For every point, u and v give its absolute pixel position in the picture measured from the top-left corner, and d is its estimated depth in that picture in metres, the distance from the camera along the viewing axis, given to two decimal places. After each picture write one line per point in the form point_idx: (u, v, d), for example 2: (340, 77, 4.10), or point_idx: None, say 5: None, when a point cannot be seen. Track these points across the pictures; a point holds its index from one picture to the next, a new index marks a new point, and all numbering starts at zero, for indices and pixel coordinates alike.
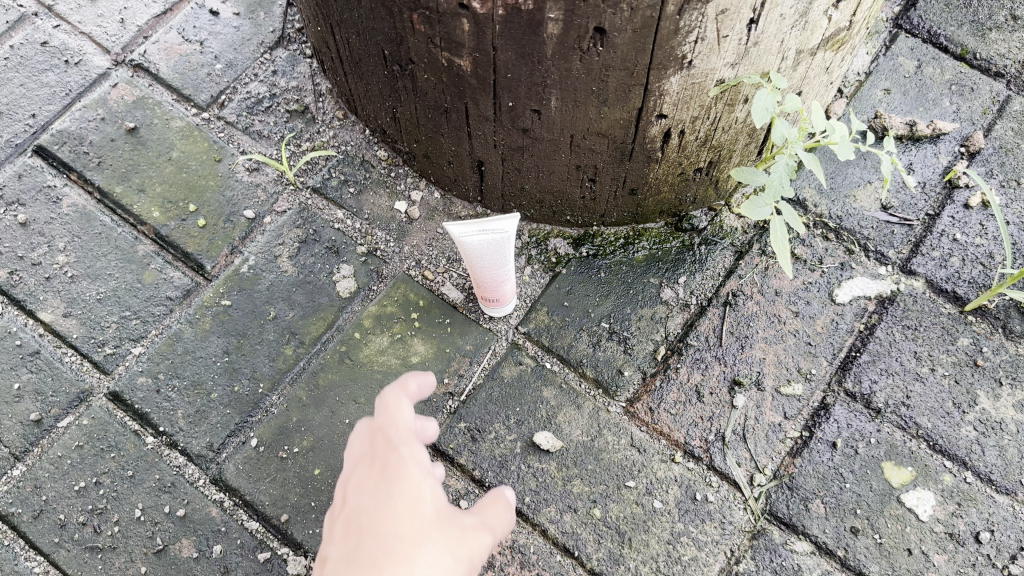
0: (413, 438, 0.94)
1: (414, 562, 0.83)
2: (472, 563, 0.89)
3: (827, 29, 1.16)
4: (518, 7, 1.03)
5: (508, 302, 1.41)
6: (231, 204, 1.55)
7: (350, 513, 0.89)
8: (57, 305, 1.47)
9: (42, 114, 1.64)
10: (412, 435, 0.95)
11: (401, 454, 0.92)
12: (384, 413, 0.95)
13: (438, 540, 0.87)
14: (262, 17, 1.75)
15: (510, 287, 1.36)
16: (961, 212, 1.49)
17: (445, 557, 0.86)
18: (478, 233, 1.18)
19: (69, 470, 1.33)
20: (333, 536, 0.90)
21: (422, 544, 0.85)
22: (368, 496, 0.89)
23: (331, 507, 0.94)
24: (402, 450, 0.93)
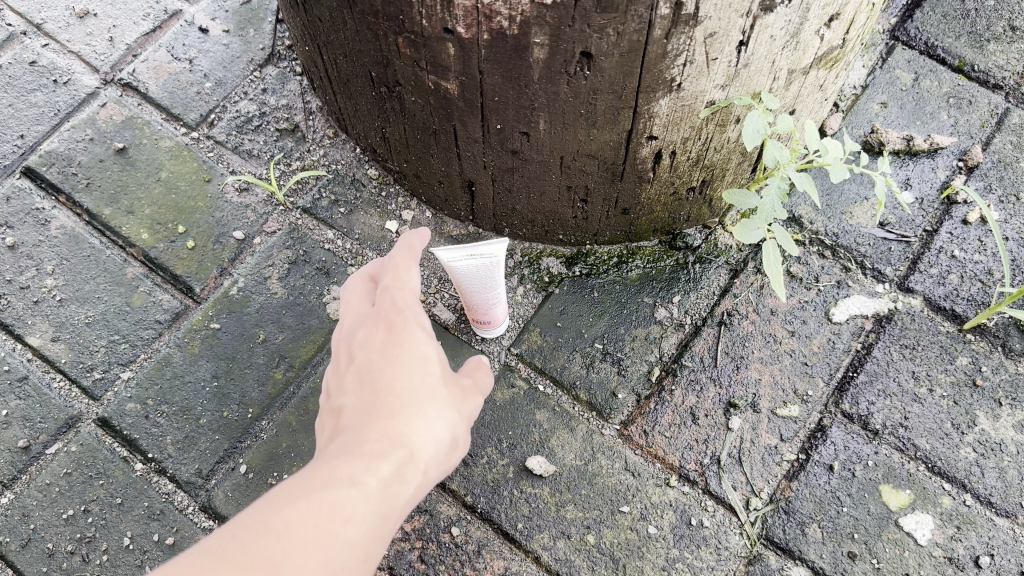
0: (413, 305, 0.97)
1: (427, 411, 0.87)
2: (469, 415, 0.94)
3: (820, 48, 1.14)
4: (503, 31, 1.01)
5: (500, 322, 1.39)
6: (220, 225, 1.54)
7: (358, 364, 0.92)
8: (46, 329, 1.45)
9: (30, 135, 1.62)
10: (415, 303, 0.98)
11: (405, 318, 0.95)
12: (398, 285, 0.98)
13: (446, 391, 0.91)
14: (252, 34, 1.74)
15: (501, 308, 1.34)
16: (960, 228, 1.47)
17: (452, 407, 0.90)
18: (466, 257, 1.15)
19: (57, 498, 1.32)
20: (341, 384, 0.93)
21: (435, 394, 0.89)
22: (378, 347, 0.92)
23: (337, 358, 0.96)
24: (404, 315, 0.95)
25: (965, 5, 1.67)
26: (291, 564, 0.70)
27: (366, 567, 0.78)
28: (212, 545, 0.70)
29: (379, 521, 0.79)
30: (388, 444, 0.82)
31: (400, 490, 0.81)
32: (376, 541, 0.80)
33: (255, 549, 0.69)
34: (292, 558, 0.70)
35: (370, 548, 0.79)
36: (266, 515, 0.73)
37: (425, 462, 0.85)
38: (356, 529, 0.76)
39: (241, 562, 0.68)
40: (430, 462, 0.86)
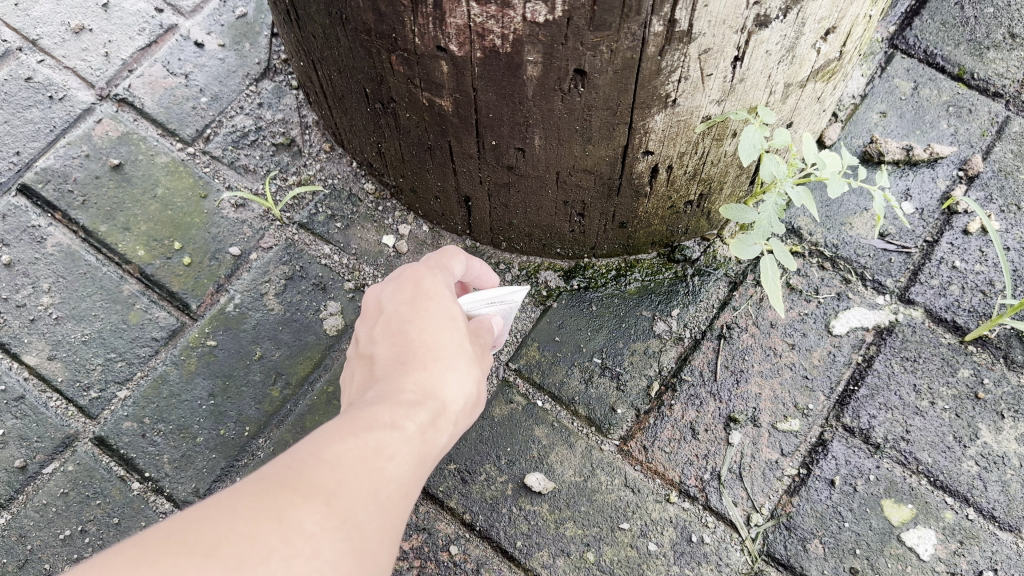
0: (443, 269, 1.02)
1: (456, 365, 0.92)
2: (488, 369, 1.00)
3: (817, 61, 1.13)
4: (496, 49, 1.01)
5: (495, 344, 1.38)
6: (217, 241, 1.53)
7: (388, 318, 0.96)
8: (42, 348, 1.45)
9: (26, 151, 1.62)
10: (446, 268, 1.03)
11: (433, 279, 0.98)
12: (434, 257, 1.03)
13: (473, 346, 0.96)
14: (248, 48, 1.74)
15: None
16: (960, 239, 1.46)
17: (477, 361, 0.95)
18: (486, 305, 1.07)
19: (54, 519, 1.31)
20: (371, 336, 0.97)
21: (463, 352, 0.94)
22: (407, 305, 0.96)
23: (366, 311, 1.00)
24: (433, 276, 0.98)
25: (964, 12, 1.66)
26: (348, 491, 0.76)
27: (405, 503, 0.84)
28: (272, 471, 0.75)
29: (417, 461, 0.85)
30: (422, 393, 0.88)
31: (435, 435, 0.87)
32: (414, 479, 0.86)
33: (315, 475, 0.75)
34: (347, 486, 0.76)
35: (410, 485, 0.84)
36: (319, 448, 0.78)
37: (455, 411, 0.91)
38: (398, 468, 0.82)
39: (299, 485, 0.73)
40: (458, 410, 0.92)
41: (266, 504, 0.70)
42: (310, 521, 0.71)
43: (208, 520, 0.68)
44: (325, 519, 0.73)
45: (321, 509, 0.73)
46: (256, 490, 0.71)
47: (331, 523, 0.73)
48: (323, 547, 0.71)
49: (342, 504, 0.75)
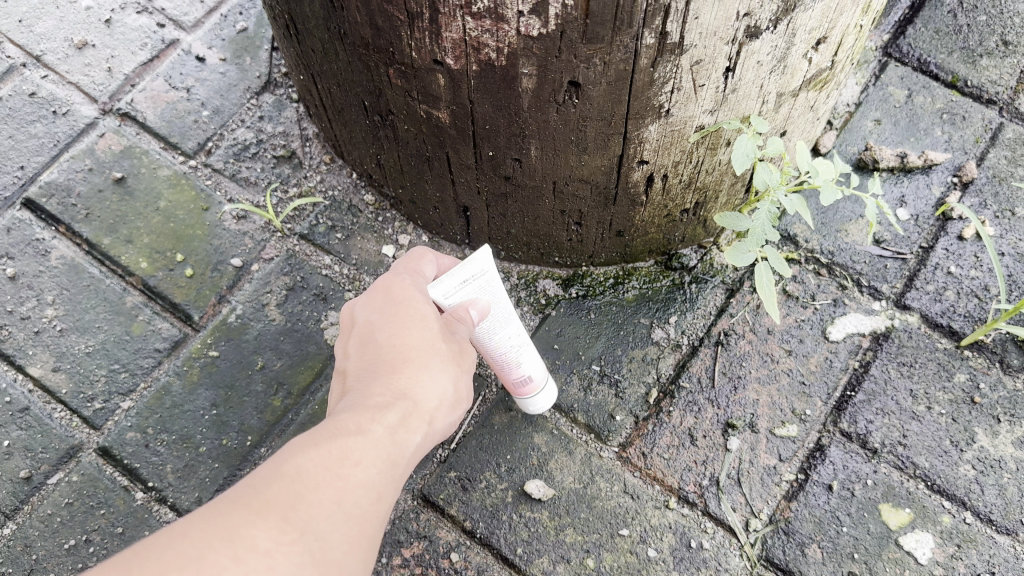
0: (413, 275, 1.06)
1: (427, 368, 0.97)
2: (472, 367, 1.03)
3: (809, 71, 1.14)
4: (491, 62, 1.03)
5: (543, 403, 1.31)
6: (219, 253, 1.55)
7: (360, 329, 1.01)
8: (46, 360, 1.46)
9: (30, 165, 1.64)
10: (418, 274, 1.07)
11: (401, 283, 1.03)
12: (403, 263, 1.09)
13: (449, 346, 1.00)
14: (249, 62, 1.76)
15: (536, 381, 1.27)
16: (956, 244, 1.47)
17: (452, 361, 0.99)
18: (456, 284, 1.05)
19: (59, 529, 1.32)
20: (347, 351, 1.03)
21: (435, 350, 0.98)
22: (377, 313, 1.01)
23: (344, 325, 1.06)
24: (401, 281, 1.04)
25: (957, 20, 1.68)
26: (307, 504, 0.81)
27: (379, 505, 0.90)
28: (237, 491, 0.81)
29: (388, 464, 0.91)
30: (390, 400, 0.94)
31: (405, 437, 0.92)
32: (388, 483, 0.91)
33: (276, 490, 0.81)
34: (307, 498, 0.82)
35: (382, 487, 0.90)
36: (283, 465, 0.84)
37: (426, 412, 0.96)
38: (364, 475, 0.88)
39: (260, 503, 0.79)
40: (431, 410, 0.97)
41: (221, 524, 0.76)
42: (265, 537, 0.77)
43: (162, 542, 0.73)
44: (282, 533, 0.78)
45: (278, 524, 0.79)
46: (214, 509, 0.77)
47: (289, 536, 0.79)
48: (277, 561, 0.76)
49: (300, 517, 0.80)
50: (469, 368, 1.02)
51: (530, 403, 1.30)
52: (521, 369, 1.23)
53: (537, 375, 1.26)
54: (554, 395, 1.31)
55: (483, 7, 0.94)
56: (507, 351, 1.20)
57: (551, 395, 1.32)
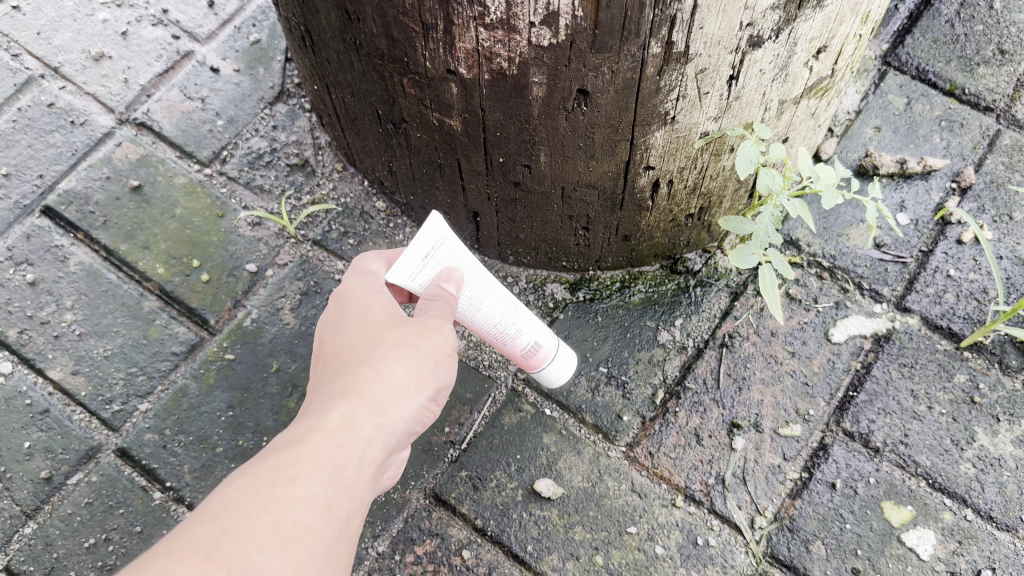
0: (365, 278, 1.11)
1: (371, 362, 0.97)
2: (433, 346, 1.01)
3: (810, 79, 1.18)
4: (503, 71, 1.06)
5: (560, 370, 1.33)
6: (234, 259, 1.59)
7: (320, 353, 1.05)
8: (66, 363, 1.49)
9: (49, 174, 1.68)
10: (368, 273, 1.12)
11: (347, 296, 1.07)
12: (354, 271, 1.13)
13: (395, 333, 1.01)
14: (262, 73, 1.80)
15: (547, 347, 1.29)
16: (955, 248, 1.51)
17: (399, 345, 1.00)
18: (418, 264, 1.07)
19: (79, 528, 1.35)
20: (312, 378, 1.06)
21: (379, 347, 0.99)
22: (332, 329, 1.06)
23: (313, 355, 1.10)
24: (349, 293, 1.08)
25: (955, 30, 1.72)
26: (234, 537, 0.81)
27: (337, 508, 0.88)
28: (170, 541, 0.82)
29: (336, 470, 0.89)
30: (334, 399, 0.94)
31: (348, 438, 0.91)
32: (343, 482, 0.90)
33: (199, 530, 0.81)
34: (234, 531, 0.81)
35: (335, 487, 0.89)
36: (222, 493, 0.85)
37: (377, 400, 0.95)
38: (309, 479, 0.87)
39: (183, 548, 0.79)
40: (382, 398, 0.95)
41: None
42: None
43: None
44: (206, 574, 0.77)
45: (201, 565, 0.77)
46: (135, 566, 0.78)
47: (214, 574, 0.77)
48: None
49: (225, 554, 0.79)
50: (428, 346, 1.01)
51: (550, 374, 1.33)
52: (527, 337, 1.26)
53: (544, 341, 1.28)
54: (567, 356, 1.33)
55: (495, 18, 0.98)
56: (505, 322, 1.22)
57: (568, 359, 1.34)
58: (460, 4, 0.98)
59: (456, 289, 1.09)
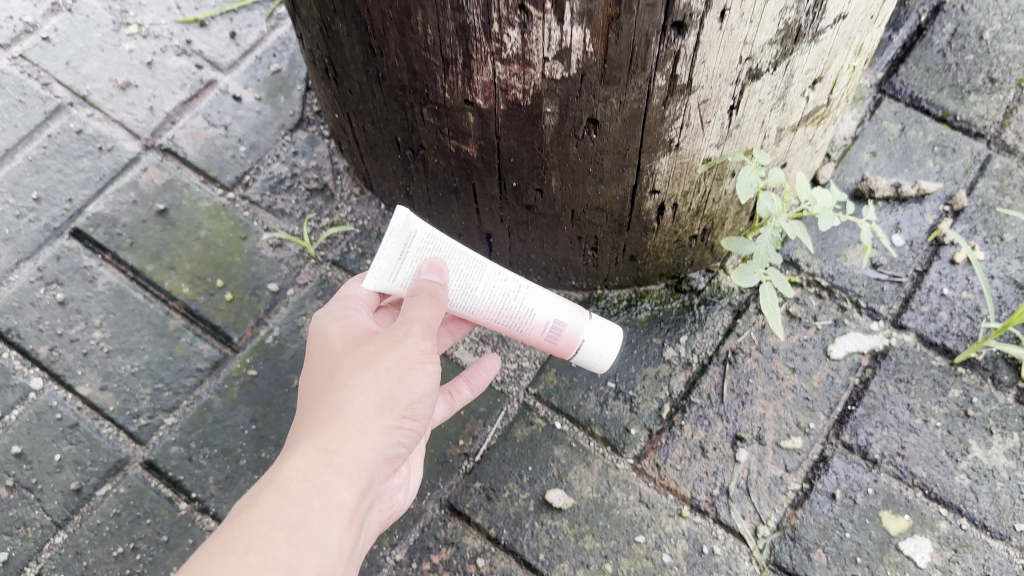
0: (345, 306, 1.16)
1: (329, 398, 0.98)
2: (394, 363, 1.00)
3: (806, 107, 1.25)
4: (518, 102, 1.14)
5: (596, 343, 1.28)
6: (256, 278, 1.65)
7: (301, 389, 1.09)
8: (94, 379, 1.56)
9: (78, 198, 1.75)
10: (348, 301, 1.17)
11: (320, 329, 1.12)
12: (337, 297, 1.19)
13: (353, 362, 1.02)
14: (282, 101, 1.88)
15: (574, 320, 1.26)
16: (948, 268, 1.57)
17: (357, 372, 1.00)
18: (392, 263, 1.10)
19: (108, 537, 1.41)
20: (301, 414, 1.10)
21: (336, 380, 1.00)
22: (309, 365, 1.09)
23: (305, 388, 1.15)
24: (324, 325, 1.13)
25: (947, 59, 1.79)
26: None
27: (302, 564, 0.91)
28: None
29: (296, 527, 0.92)
30: (293, 450, 0.96)
31: (305, 490, 0.93)
32: (306, 536, 0.92)
33: None
34: None
35: (297, 544, 0.92)
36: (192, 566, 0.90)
37: (333, 440, 0.95)
38: (268, 543, 0.90)
39: None
40: (339, 436, 0.96)
41: None
42: None
43: None
44: None
45: None
46: None
47: None
48: None
49: None
50: (386, 365, 1.00)
51: (590, 350, 1.28)
52: (545, 315, 1.24)
53: (565, 318, 1.25)
54: (601, 328, 1.28)
55: (512, 54, 1.05)
56: (512, 304, 1.21)
57: (607, 330, 1.29)
58: (479, 41, 1.05)
59: (441, 277, 1.10)
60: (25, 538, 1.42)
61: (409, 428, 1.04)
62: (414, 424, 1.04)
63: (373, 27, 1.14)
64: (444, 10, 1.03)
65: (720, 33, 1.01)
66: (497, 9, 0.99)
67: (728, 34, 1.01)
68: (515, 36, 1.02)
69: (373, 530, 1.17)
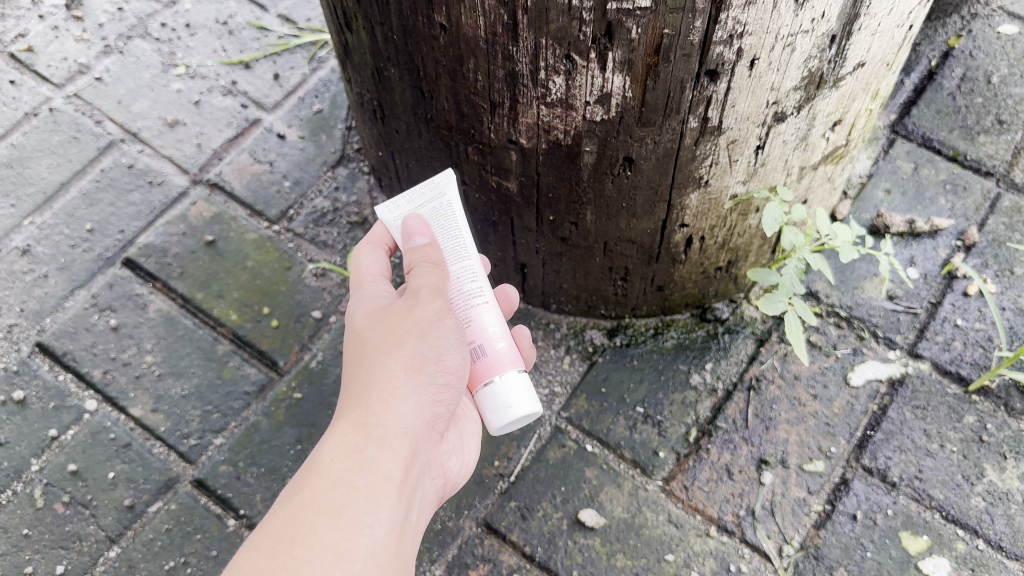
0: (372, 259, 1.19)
1: (360, 376, 1.05)
2: (415, 325, 1.07)
3: (827, 147, 1.33)
4: (559, 142, 1.23)
5: (508, 393, 1.17)
6: (300, 306, 1.74)
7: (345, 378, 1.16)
8: (146, 401, 1.63)
9: (130, 229, 1.85)
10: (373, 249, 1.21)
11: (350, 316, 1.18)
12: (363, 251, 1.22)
13: (378, 334, 1.08)
14: (324, 139, 1.98)
15: (501, 353, 1.17)
16: (961, 299, 1.64)
17: (383, 342, 1.06)
18: (408, 204, 1.18)
19: (160, 552, 1.47)
20: None
21: (365, 357, 1.06)
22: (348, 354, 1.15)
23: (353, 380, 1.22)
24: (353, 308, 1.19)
25: (956, 102, 1.89)
26: None
27: (351, 545, 0.93)
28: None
29: (342, 501, 0.96)
30: (332, 432, 1.01)
31: (343, 464, 0.98)
32: (352, 515, 0.95)
33: None
34: None
35: (344, 525, 0.94)
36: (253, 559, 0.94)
37: (368, 412, 1.02)
38: (316, 528, 0.93)
39: None
40: (372, 408, 1.02)
41: None
42: None
43: None
44: None
45: None
46: None
47: None
48: None
49: None
50: (407, 329, 1.06)
51: (497, 393, 1.16)
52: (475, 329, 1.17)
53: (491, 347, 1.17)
54: (523, 382, 1.18)
55: (556, 98, 1.15)
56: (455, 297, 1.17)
57: (526, 392, 1.18)
58: (526, 86, 1.14)
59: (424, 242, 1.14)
60: (80, 552, 1.47)
61: (444, 390, 1.09)
62: (449, 384, 1.09)
63: (425, 72, 1.24)
64: (495, 59, 1.12)
65: (749, 80, 1.10)
66: (545, 58, 1.08)
67: (756, 80, 1.10)
68: (560, 82, 1.12)
69: (429, 508, 1.18)
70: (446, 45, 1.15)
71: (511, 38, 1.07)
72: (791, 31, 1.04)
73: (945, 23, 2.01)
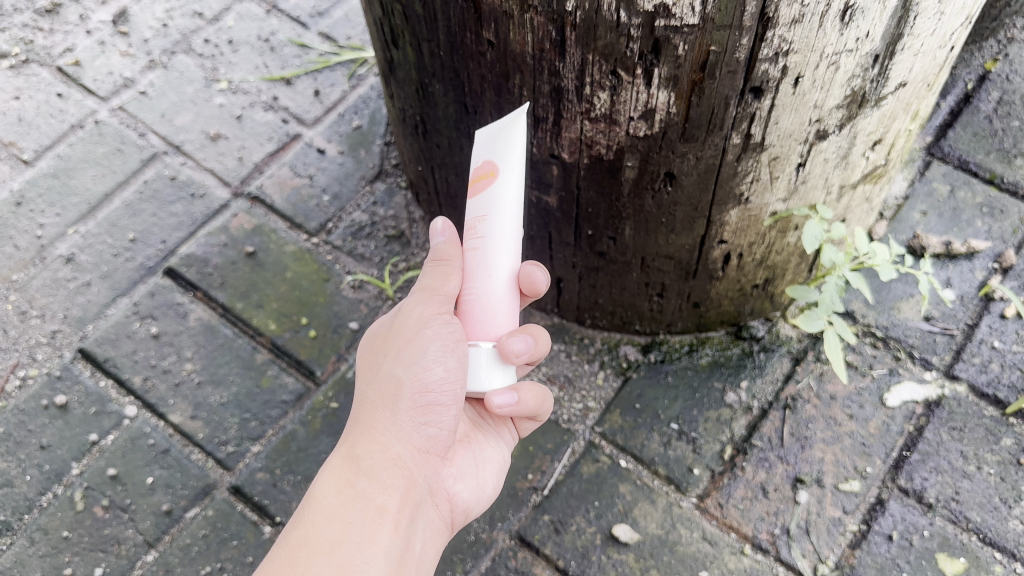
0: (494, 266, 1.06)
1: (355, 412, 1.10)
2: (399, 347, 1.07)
3: (866, 166, 1.34)
4: (601, 157, 1.24)
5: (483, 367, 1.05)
6: (338, 317, 1.76)
7: None
8: (185, 409, 1.65)
9: (171, 240, 1.88)
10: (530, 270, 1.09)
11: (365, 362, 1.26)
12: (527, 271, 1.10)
13: (369, 367, 1.12)
14: (363, 154, 2.02)
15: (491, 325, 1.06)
16: (998, 322, 1.64)
17: (372, 374, 1.11)
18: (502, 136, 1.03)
19: (196, 556, 1.49)
20: None
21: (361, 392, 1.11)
22: None
23: None
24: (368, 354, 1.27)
25: (993, 126, 1.90)
26: None
27: None
28: None
29: (336, 539, 0.99)
30: (328, 470, 1.06)
31: (336, 500, 1.02)
32: (348, 551, 0.98)
33: None
34: None
35: (340, 561, 0.97)
36: None
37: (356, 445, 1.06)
38: (310, 566, 0.96)
39: None
40: (359, 441, 1.07)
41: None
42: None
43: None
44: None
45: None
46: None
47: None
48: None
49: None
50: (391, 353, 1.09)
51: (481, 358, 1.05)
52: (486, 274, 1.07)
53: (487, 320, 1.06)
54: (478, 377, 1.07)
55: (600, 113, 1.16)
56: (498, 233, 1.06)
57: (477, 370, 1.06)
58: (571, 102, 1.16)
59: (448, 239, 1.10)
60: (119, 555, 1.49)
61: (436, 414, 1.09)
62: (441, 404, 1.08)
63: (470, 88, 1.27)
64: (542, 74, 1.14)
65: (793, 97, 1.11)
66: (591, 73, 1.10)
67: (801, 98, 1.11)
68: (605, 97, 1.14)
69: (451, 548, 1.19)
70: (493, 61, 1.17)
71: (558, 54, 1.10)
72: (836, 50, 1.06)
73: (981, 47, 2.01)
